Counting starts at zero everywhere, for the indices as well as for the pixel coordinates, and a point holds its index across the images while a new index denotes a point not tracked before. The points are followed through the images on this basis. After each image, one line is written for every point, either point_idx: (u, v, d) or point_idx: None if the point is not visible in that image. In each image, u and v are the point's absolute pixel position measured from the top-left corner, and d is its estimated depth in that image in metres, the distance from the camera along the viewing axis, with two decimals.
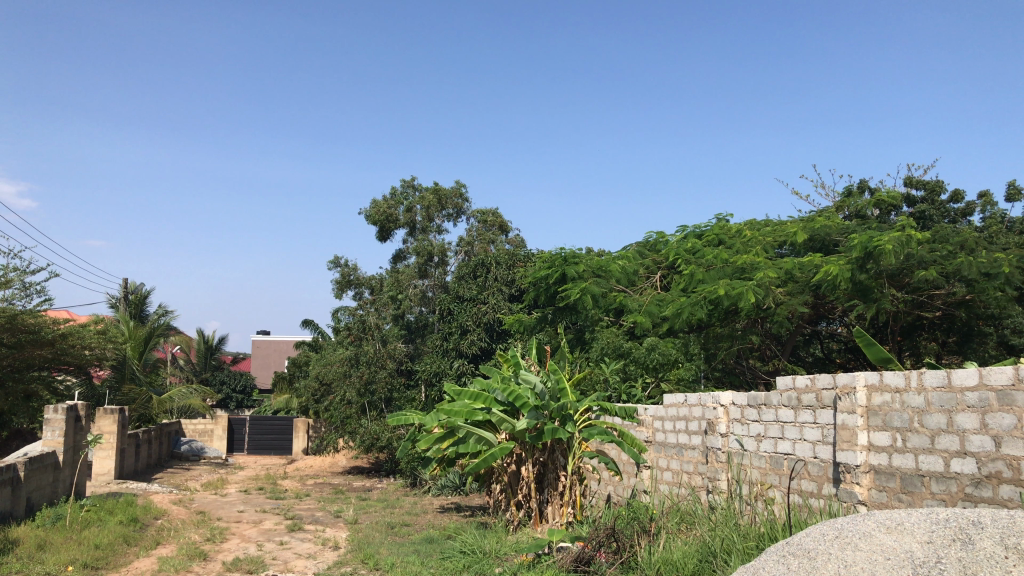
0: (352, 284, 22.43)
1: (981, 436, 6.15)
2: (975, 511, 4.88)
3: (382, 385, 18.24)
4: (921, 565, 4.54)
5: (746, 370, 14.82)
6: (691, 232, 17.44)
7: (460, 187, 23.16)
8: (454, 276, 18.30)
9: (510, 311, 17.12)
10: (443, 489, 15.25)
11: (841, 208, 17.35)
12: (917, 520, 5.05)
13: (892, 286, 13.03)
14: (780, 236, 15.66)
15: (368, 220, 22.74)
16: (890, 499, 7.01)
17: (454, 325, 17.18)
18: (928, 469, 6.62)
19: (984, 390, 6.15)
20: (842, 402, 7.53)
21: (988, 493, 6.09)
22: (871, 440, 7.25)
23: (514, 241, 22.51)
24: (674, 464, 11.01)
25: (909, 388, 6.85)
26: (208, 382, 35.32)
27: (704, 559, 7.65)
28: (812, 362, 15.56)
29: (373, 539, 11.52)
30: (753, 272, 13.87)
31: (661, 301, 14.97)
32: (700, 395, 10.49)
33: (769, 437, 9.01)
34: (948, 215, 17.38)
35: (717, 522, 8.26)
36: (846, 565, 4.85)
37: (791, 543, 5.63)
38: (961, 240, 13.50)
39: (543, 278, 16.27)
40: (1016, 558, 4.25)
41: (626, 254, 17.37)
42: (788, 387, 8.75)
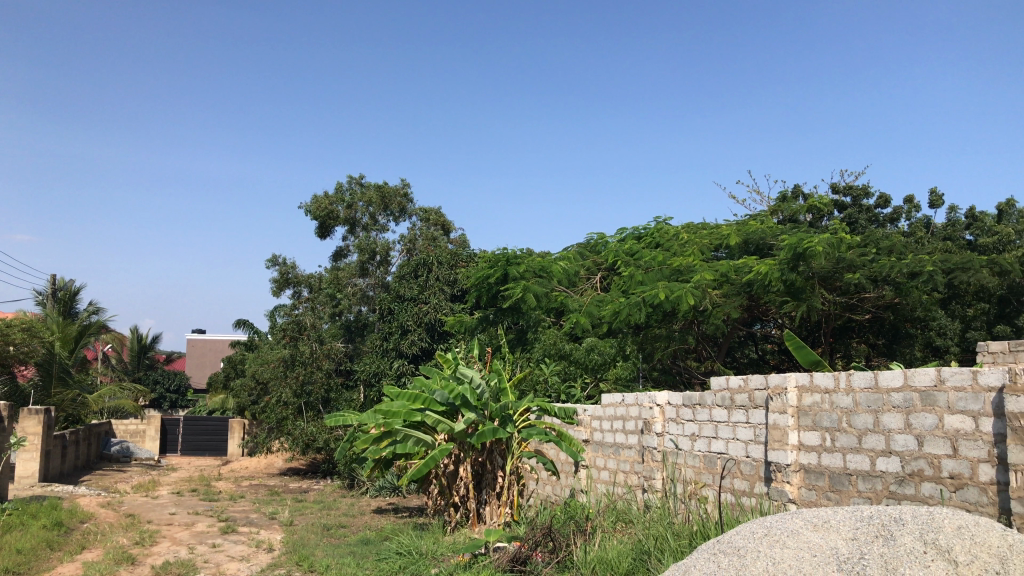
0: (290, 282, 22.16)
1: (905, 436, 6.34)
2: (897, 509, 5.05)
3: (319, 386, 18.10)
4: (845, 561, 4.66)
5: (682, 370, 14.94)
6: (629, 234, 17.63)
7: (404, 187, 23.01)
8: (395, 276, 18.17)
9: (452, 312, 17.08)
10: (381, 490, 15.17)
11: (774, 212, 17.75)
12: (842, 517, 5.21)
13: (824, 288, 13.22)
14: (715, 239, 15.90)
15: (308, 216, 22.42)
16: (818, 497, 7.19)
17: (395, 325, 17.02)
18: (854, 468, 6.81)
19: (908, 391, 6.34)
20: (773, 402, 7.71)
21: (910, 490, 6.28)
22: (801, 439, 7.44)
23: (456, 241, 22.49)
24: (611, 463, 11.13)
25: (837, 389, 7.04)
26: (140, 382, 34.55)
27: (638, 558, 7.74)
28: (747, 364, 15.80)
29: (308, 541, 11.40)
30: (690, 274, 14.06)
31: (600, 301, 15.15)
32: (636, 395, 10.61)
33: (702, 437, 9.17)
34: (875, 219, 17.87)
35: (651, 522, 8.37)
36: (775, 561, 4.94)
37: (721, 540, 5.73)
38: (889, 245, 13.94)
39: (484, 278, 16.24)
40: (935, 554, 4.40)
41: (566, 255, 17.48)
42: (721, 387, 8.91)
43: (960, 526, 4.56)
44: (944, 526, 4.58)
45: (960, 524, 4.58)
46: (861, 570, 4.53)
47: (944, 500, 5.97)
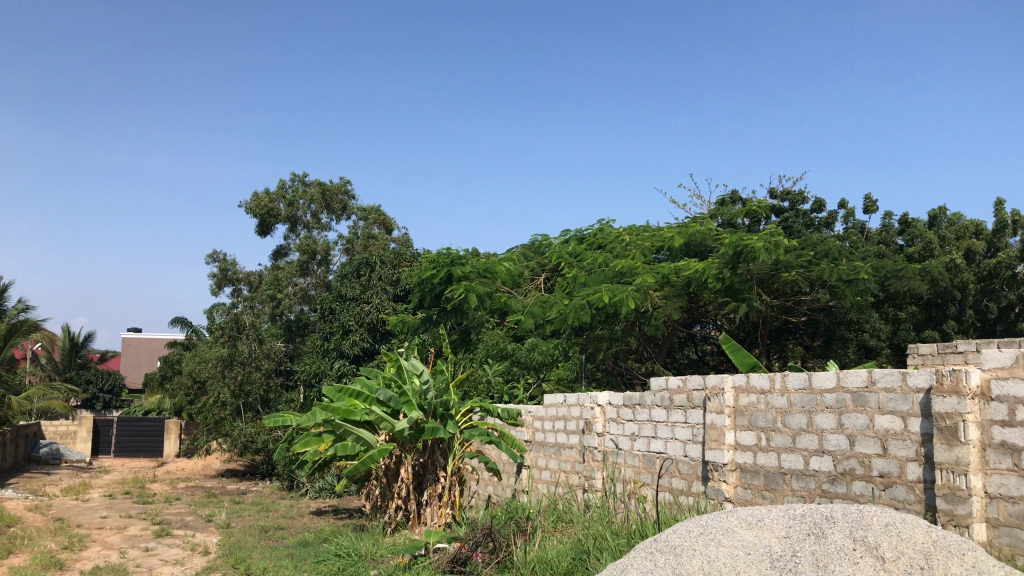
0: (230, 280, 21.79)
1: (838, 436, 6.50)
2: (828, 507, 5.17)
3: (258, 386, 17.83)
4: (778, 558, 4.76)
5: (623, 370, 15.05)
6: (573, 236, 17.74)
7: (346, 183, 22.82)
8: (337, 275, 17.99)
9: (395, 312, 16.94)
10: (321, 492, 15.04)
11: (714, 216, 18.03)
12: (775, 515, 5.32)
13: (762, 290, 13.52)
14: (657, 241, 16.10)
15: (248, 213, 22.06)
16: (754, 496, 7.33)
17: (336, 325, 16.83)
18: (789, 467, 6.96)
19: (841, 392, 6.50)
20: (711, 403, 7.83)
21: (842, 489, 6.43)
22: (737, 439, 7.57)
23: (398, 241, 22.40)
24: (552, 463, 11.20)
25: (773, 389, 7.19)
26: (72, 381, 33.62)
27: (578, 557, 7.79)
28: (686, 364, 16.00)
29: (245, 544, 11.23)
30: (633, 276, 14.19)
31: (543, 302, 15.22)
32: (578, 396, 10.68)
33: (642, 437, 9.27)
34: (811, 224, 18.26)
35: (590, 521, 8.43)
36: (709, 560, 5.02)
37: (658, 539, 5.80)
38: (825, 249, 14.25)
39: (427, 278, 16.13)
40: (863, 551, 4.52)
41: (510, 255, 17.50)
42: (661, 388, 9.01)
43: (888, 523, 4.68)
44: (872, 524, 4.71)
45: (887, 521, 4.71)
46: (793, 567, 4.62)
47: (874, 498, 6.12)
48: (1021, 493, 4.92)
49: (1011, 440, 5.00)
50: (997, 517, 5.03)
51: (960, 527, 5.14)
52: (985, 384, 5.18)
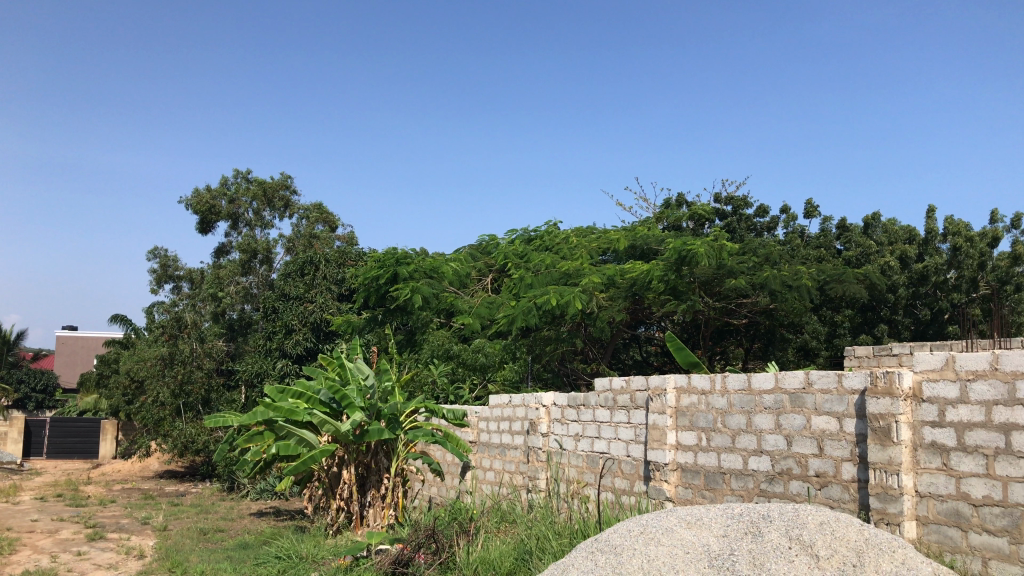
0: (170, 277, 21.40)
1: (776, 436, 6.62)
2: (765, 506, 5.26)
3: (199, 386, 17.51)
4: (716, 557, 4.83)
5: (569, 372, 15.13)
6: (520, 236, 17.77)
7: (287, 179, 22.55)
8: (280, 273, 17.74)
9: (339, 312, 16.78)
10: (262, 493, 14.84)
11: (659, 219, 18.26)
12: (714, 514, 5.40)
13: (705, 293, 13.72)
14: (603, 243, 16.26)
15: (188, 210, 21.65)
16: (694, 495, 7.43)
17: (279, 324, 16.60)
18: (728, 467, 7.07)
19: (779, 393, 6.63)
20: (653, 403, 7.91)
21: (779, 488, 6.55)
22: (679, 439, 7.66)
23: (342, 238, 22.22)
24: (497, 463, 11.22)
25: (713, 390, 7.30)
26: (3, 381, 32.63)
27: (520, 557, 7.82)
28: (631, 364, 16.18)
29: (183, 547, 11.02)
30: (579, 277, 14.26)
31: (490, 304, 15.28)
32: (523, 396, 10.70)
33: (586, 437, 9.33)
34: (754, 228, 18.53)
35: (533, 521, 8.45)
36: (649, 559, 5.06)
37: (598, 539, 5.84)
38: (766, 253, 14.50)
39: (372, 278, 15.93)
40: (798, 549, 4.61)
41: (457, 256, 17.46)
42: (605, 388, 9.07)
43: (822, 522, 4.78)
44: (807, 522, 4.81)
45: (822, 520, 4.81)
46: (730, 565, 4.69)
47: (810, 497, 6.25)
48: (949, 492, 5.07)
49: (941, 440, 5.15)
50: (927, 515, 5.17)
51: (892, 525, 5.27)
52: (916, 385, 5.32)
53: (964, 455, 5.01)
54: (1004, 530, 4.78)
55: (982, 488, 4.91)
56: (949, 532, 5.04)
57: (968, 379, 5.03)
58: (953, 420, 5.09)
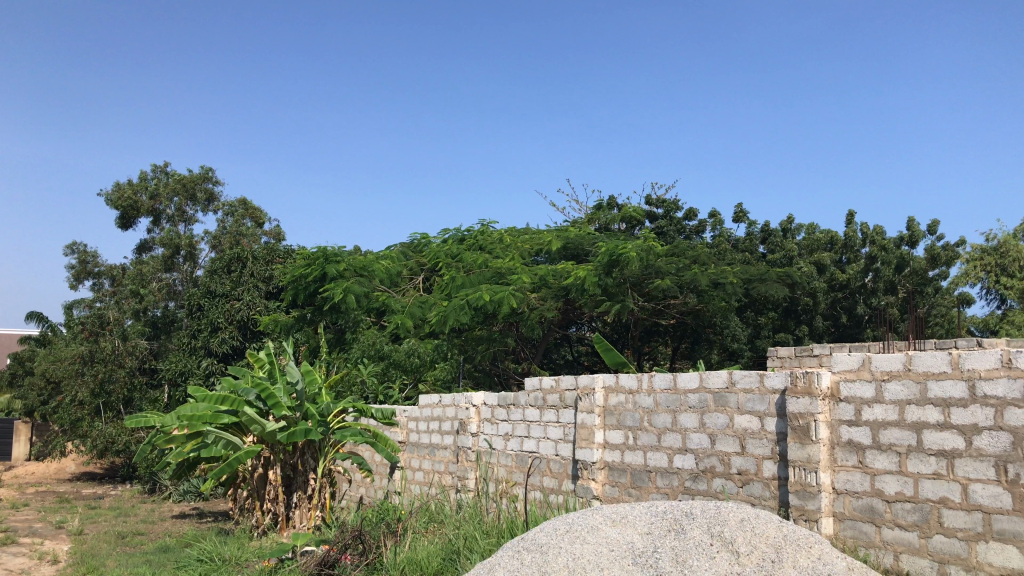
0: (90, 273, 20.75)
1: (700, 434, 6.74)
2: (688, 504, 5.34)
3: (121, 385, 17.03)
4: (640, 554, 4.89)
5: (501, 372, 15.15)
6: (452, 235, 17.67)
7: (209, 172, 22.07)
8: (206, 270, 17.32)
9: (267, 310, 16.49)
10: (185, 495, 14.49)
11: (591, 220, 18.41)
12: (638, 512, 5.47)
13: (635, 294, 13.85)
14: (536, 244, 16.30)
15: (108, 204, 21.01)
16: (621, 493, 7.52)
17: (204, 322, 16.26)
18: (654, 465, 7.18)
19: (703, 392, 6.76)
20: (582, 402, 7.97)
21: (703, 486, 6.68)
22: (606, 438, 7.74)
23: (269, 234, 21.87)
24: (426, 463, 11.19)
25: (640, 389, 7.40)
26: None
27: (449, 558, 7.80)
28: (562, 364, 16.31)
29: (100, 551, 10.69)
30: (510, 276, 14.29)
31: (422, 303, 15.26)
32: (453, 396, 10.67)
33: (516, 437, 9.36)
34: (683, 231, 18.83)
35: (461, 521, 8.43)
36: (575, 557, 5.08)
37: (524, 538, 5.83)
38: (695, 255, 14.74)
39: (301, 276, 15.58)
40: (720, 545, 4.71)
41: (389, 254, 17.31)
42: (534, 387, 9.10)
43: (743, 519, 4.88)
44: (728, 519, 4.90)
45: (743, 517, 4.91)
46: (654, 562, 4.75)
47: (732, 495, 6.38)
48: (864, 489, 5.23)
49: (857, 438, 5.31)
50: (843, 511, 5.32)
51: (810, 521, 5.41)
52: (835, 385, 5.48)
53: (878, 453, 5.18)
54: (915, 524, 4.94)
55: (894, 484, 5.07)
56: (864, 527, 5.20)
57: (883, 380, 5.20)
58: (868, 418, 5.25)
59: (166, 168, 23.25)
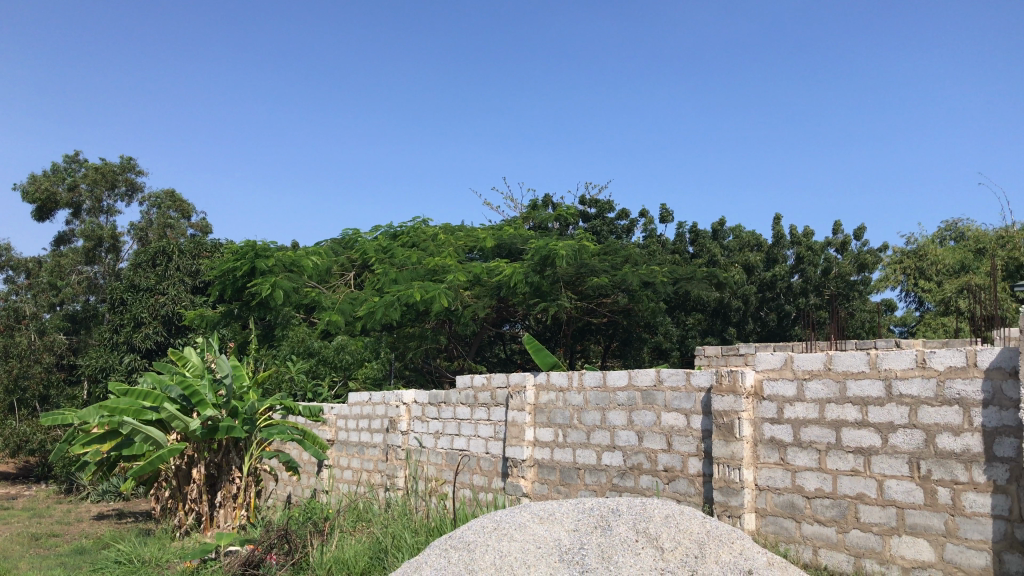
0: (4, 266, 20.06)
1: (628, 432, 6.80)
2: (614, 500, 5.33)
3: (37, 381, 16.47)
4: (566, 551, 4.84)
5: (433, 370, 15.10)
6: (384, 232, 17.53)
7: (131, 162, 21.51)
8: (129, 263, 16.87)
9: (192, 305, 16.12)
10: (104, 495, 14.09)
11: (525, 219, 18.42)
12: (565, 509, 5.39)
13: (569, 292, 13.86)
14: (469, 241, 16.26)
15: (24, 196, 20.27)
16: (550, 491, 7.55)
17: (126, 317, 15.88)
18: (583, 462, 7.22)
19: (631, 390, 6.81)
20: (512, 400, 7.95)
21: (630, 483, 6.74)
22: (536, 435, 7.75)
23: (197, 227, 21.45)
24: (355, 462, 11.07)
25: (570, 387, 7.43)
26: None
27: (376, 556, 7.72)
28: (495, 362, 16.31)
29: (11, 554, 10.29)
30: (443, 275, 14.22)
31: (354, 300, 14.91)
32: (383, 394, 10.56)
33: (446, 435, 9.32)
34: (615, 231, 19.02)
35: (389, 520, 8.34)
36: (501, 554, 5.00)
37: (451, 536, 5.69)
38: (627, 255, 14.84)
39: (229, 269, 14.99)
40: (644, 541, 4.72)
41: (318, 249, 17.00)
42: (465, 386, 9.07)
43: (667, 515, 4.91)
44: (653, 515, 4.92)
45: (666, 513, 4.93)
46: (580, 560, 4.72)
47: (658, 492, 6.45)
48: (786, 485, 5.33)
49: (779, 436, 5.42)
50: (765, 507, 5.42)
51: (733, 517, 5.49)
52: (758, 383, 5.58)
53: (799, 451, 5.28)
54: (833, 520, 5.05)
55: (814, 481, 5.18)
56: (785, 523, 5.30)
57: (804, 379, 5.31)
58: (790, 416, 5.36)
59: (78, 157, 22.39)
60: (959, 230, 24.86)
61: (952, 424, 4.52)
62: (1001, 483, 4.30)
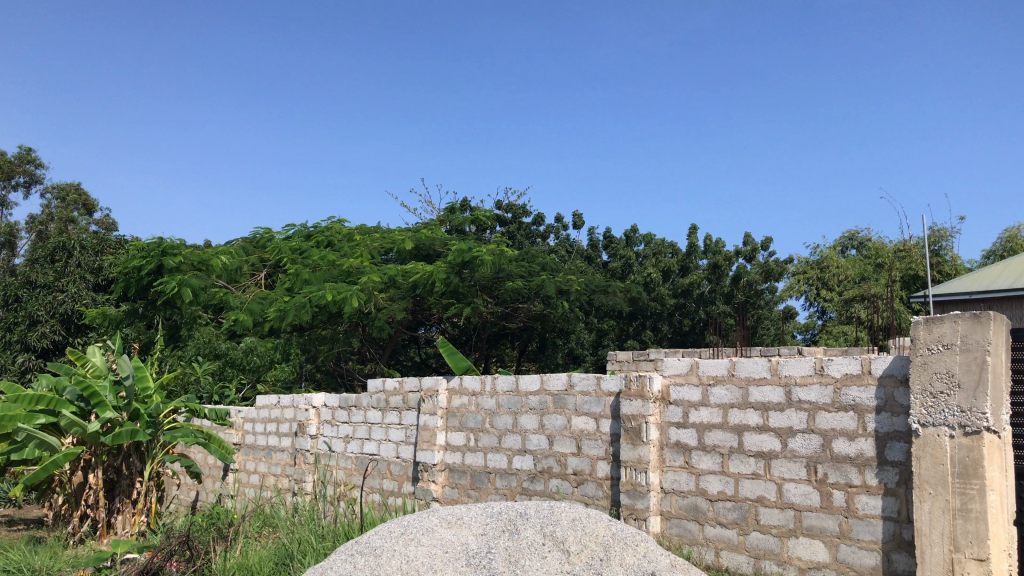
0: None
1: (539, 435, 6.88)
2: (522, 504, 5.39)
3: None
4: (473, 555, 4.88)
5: (345, 373, 15.00)
6: (298, 231, 17.24)
7: (31, 153, 20.61)
8: (25, 257, 16.15)
9: (94, 303, 15.52)
10: None
11: (442, 222, 18.38)
12: (474, 513, 5.42)
13: (486, 297, 13.99)
14: (386, 243, 16.18)
15: None
16: (460, 495, 7.58)
17: (21, 315, 15.24)
18: (493, 466, 7.28)
19: (543, 394, 6.89)
20: (424, 404, 7.93)
21: (540, 486, 6.83)
22: (448, 440, 7.77)
23: (100, 223, 20.64)
24: (262, 466, 10.87)
25: (483, 391, 7.46)
26: None
27: (281, 562, 7.58)
28: (410, 366, 16.24)
29: None
30: (358, 276, 14.04)
31: (263, 300, 14.51)
32: (292, 397, 10.38)
33: (356, 439, 9.24)
34: (530, 236, 19.18)
35: (297, 525, 8.21)
36: (408, 559, 4.95)
37: (357, 541, 5.56)
38: (544, 261, 14.94)
39: (133, 267, 14.44)
40: (551, 544, 4.79)
41: (228, 247, 16.49)
42: (377, 389, 9.01)
43: (574, 518, 5.00)
44: (560, 519, 5.00)
45: (573, 516, 5.03)
46: (487, 563, 4.76)
47: (567, 495, 6.55)
48: (690, 488, 5.50)
49: (684, 440, 5.58)
50: (669, 510, 5.58)
51: (639, 520, 5.64)
52: (665, 388, 5.73)
53: (703, 454, 5.46)
54: (734, 522, 5.23)
55: (717, 484, 5.36)
56: (688, 525, 5.47)
57: (709, 385, 5.47)
58: (694, 421, 5.53)
59: None
60: (860, 241, 25.96)
61: (848, 429, 4.75)
62: (891, 485, 4.53)
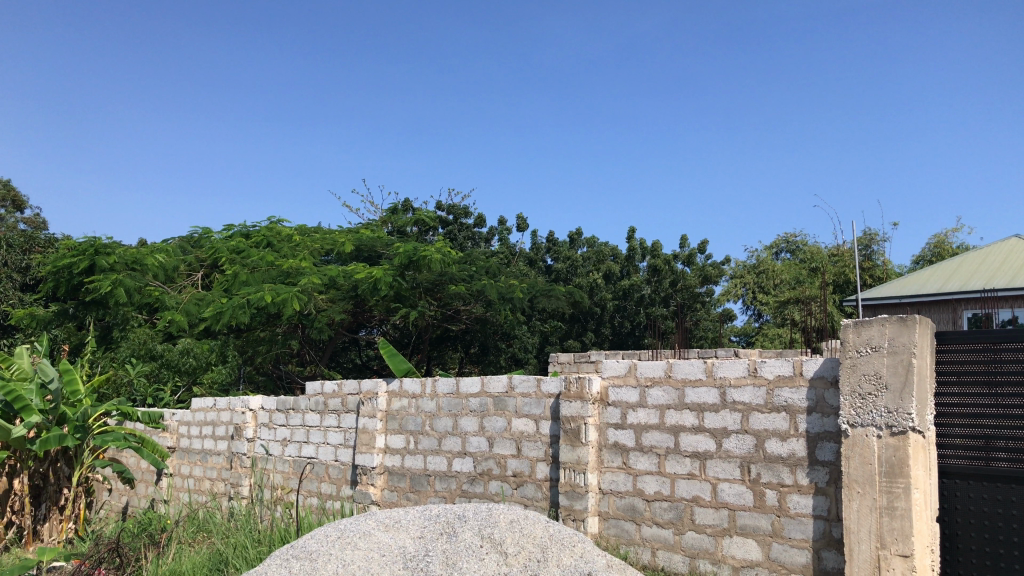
0: None
1: (478, 437, 6.87)
2: (460, 506, 5.37)
3: None
4: (411, 558, 4.83)
5: (284, 375, 14.82)
6: (236, 231, 16.95)
7: None
8: None
9: (21, 304, 15.06)
10: None
11: (384, 223, 18.25)
12: (412, 516, 5.37)
13: (429, 299, 13.90)
14: (326, 244, 16.01)
15: None
16: (399, 498, 7.53)
17: None
18: (433, 469, 7.24)
19: (484, 396, 6.87)
20: (363, 407, 7.85)
21: (479, 489, 6.82)
22: (387, 443, 7.70)
23: (30, 221, 20.06)
24: (196, 470, 10.64)
25: (423, 394, 7.41)
26: None
27: (215, 568, 7.41)
28: (351, 368, 16.11)
29: None
30: (298, 277, 13.83)
31: (200, 300, 14.23)
32: (228, 400, 10.18)
33: (294, 442, 9.10)
34: (472, 237, 19.18)
35: (232, 530, 8.06)
36: (344, 563, 4.85)
37: (292, 546, 5.47)
38: (486, 264, 14.94)
39: (64, 266, 13.99)
40: (489, 547, 4.78)
41: (164, 247, 16.13)
42: (315, 392, 8.89)
43: (512, 520, 5.00)
44: (498, 521, 4.99)
45: (511, 518, 5.03)
46: (424, 566, 4.72)
47: (506, 497, 6.56)
48: (627, 489, 5.55)
49: (622, 441, 5.63)
50: (607, 510, 5.63)
51: (577, 520, 5.67)
52: (604, 390, 5.77)
53: (640, 455, 5.51)
54: (670, 522, 5.30)
55: (653, 484, 5.42)
56: (625, 525, 5.52)
57: (646, 386, 5.53)
58: (632, 422, 5.58)
59: None
60: (795, 245, 26.60)
61: (780, 430, 4.84)
62: (821, 485, 4.63)
